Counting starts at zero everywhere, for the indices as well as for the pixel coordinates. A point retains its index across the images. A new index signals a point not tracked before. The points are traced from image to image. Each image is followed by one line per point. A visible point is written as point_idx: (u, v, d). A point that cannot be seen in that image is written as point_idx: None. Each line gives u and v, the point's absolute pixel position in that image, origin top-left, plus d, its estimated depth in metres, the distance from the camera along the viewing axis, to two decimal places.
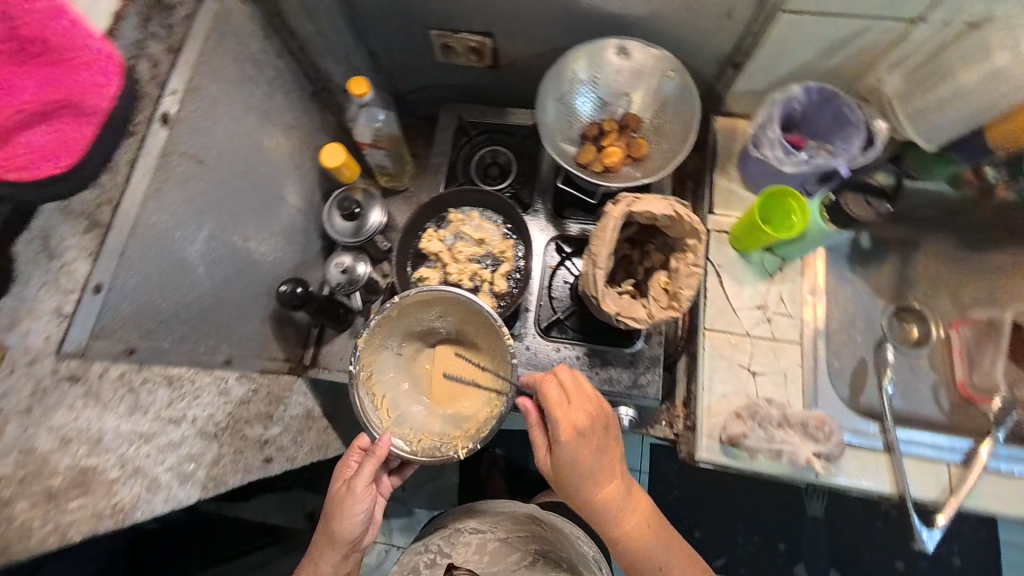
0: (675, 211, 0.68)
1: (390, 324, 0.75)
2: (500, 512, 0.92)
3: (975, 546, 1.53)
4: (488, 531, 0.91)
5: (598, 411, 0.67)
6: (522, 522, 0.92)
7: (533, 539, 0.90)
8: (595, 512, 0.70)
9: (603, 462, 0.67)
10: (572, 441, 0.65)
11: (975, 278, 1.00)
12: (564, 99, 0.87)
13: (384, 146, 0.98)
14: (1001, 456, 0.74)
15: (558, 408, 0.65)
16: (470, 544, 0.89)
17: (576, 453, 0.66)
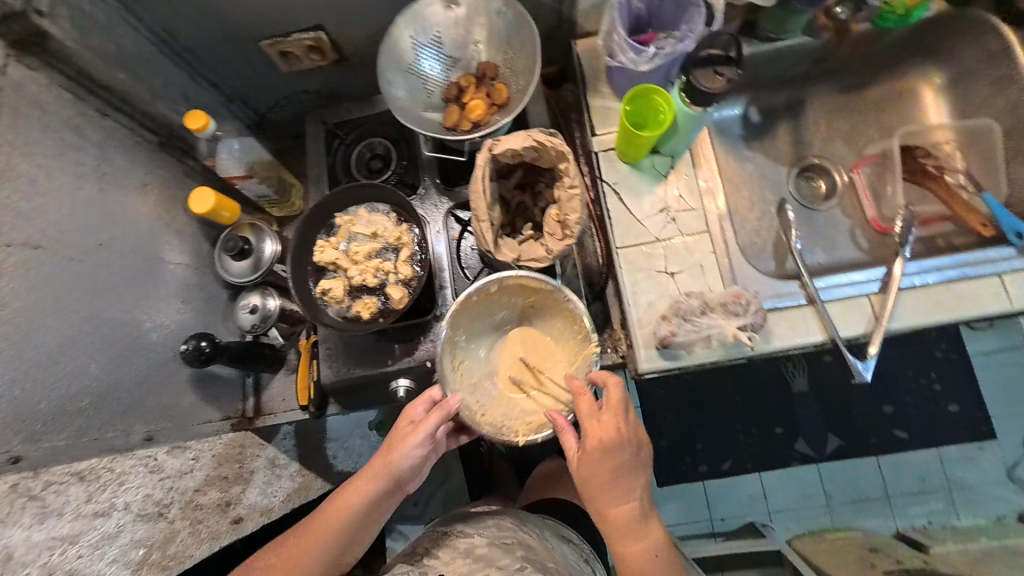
0: (535, 140, 0.67)
1: (486, 296, 0.74)
2: (491, 520, 0.98)
3: (949, 367, 1.64)
4: (474, 537, 0.94)
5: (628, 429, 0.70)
6: (508, 529, 0.95)
7: (518, 543, 0.91)
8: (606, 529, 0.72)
9: (621, 478, 0.70)
10: (596, 453, 0.69)
11: (864, 120, 1.02)
12: (410, 68, 0.82)
13: (255, 174, 0.91)
14: (913, 271, 0.77)
15: (589, 423, 0.70)
16: (456, 550, 0.92)
17: (595, 466, 0.69)
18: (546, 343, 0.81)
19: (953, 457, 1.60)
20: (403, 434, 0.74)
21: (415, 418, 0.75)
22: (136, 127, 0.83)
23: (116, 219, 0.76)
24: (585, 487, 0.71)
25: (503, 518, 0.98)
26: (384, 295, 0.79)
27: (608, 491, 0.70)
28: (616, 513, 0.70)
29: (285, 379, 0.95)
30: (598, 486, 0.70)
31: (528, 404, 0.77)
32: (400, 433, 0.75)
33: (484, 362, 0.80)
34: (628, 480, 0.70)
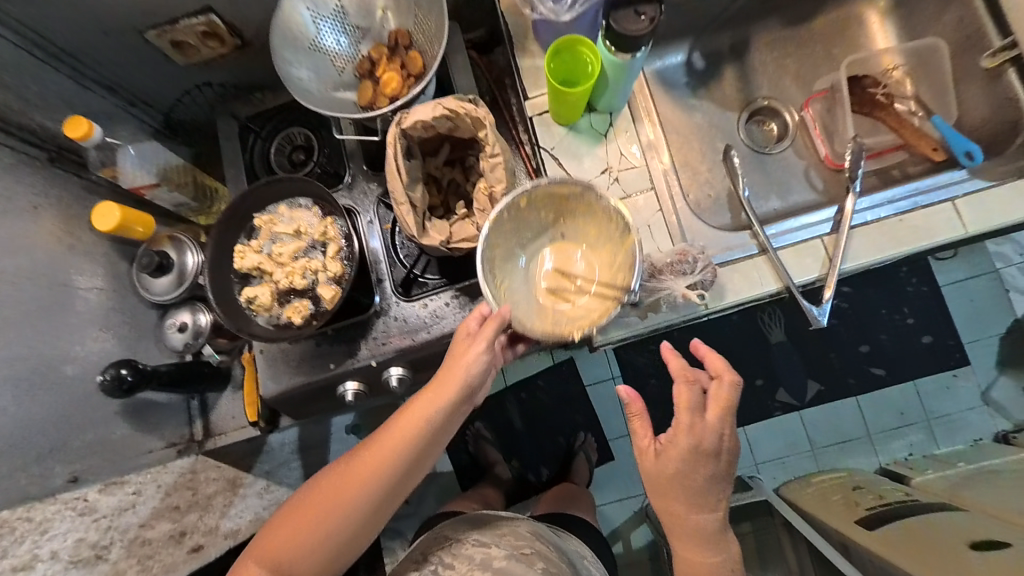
0: (444, 108, 0.62)
1: (521, 208, 0.67)
2: (506, 529, 0.93)
3: (920, 300, 1.66)
4: (490, 548, 0.88)
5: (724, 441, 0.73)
6: (524, 540, 0.90)
7: (538, 555, 0.86)
8: (681, 531, 0.75)
9: (709, 489, 0.73)
10: (690, 459, 0.72)
11: (811, 54, 0.97)
12: (311, 44, 0.74)
13: (162, 183, 0.82)
14: (864, 207, 0.75)
15: (690, 429, 0.71)
16: (471, 561, 0.86)
17: (686, 473, 0.72)
18: (583, 251, 0.73)
19: (929, 388, 1.63)
20: (463, 349, 0.64)
21: (471, 333, 0.65)
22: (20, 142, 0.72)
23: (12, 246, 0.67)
24: (670, 488, 0.74)
25: (520, 528, 0.94)
26: (315, 296, 0.73)
27: (690, 496, 0.73)
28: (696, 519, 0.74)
29: (233, 398, 0.90)
30: (686, 492, 0.73)
31: (577, 313, 0.69)
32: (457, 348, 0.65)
33: (520, 280, 0.71)
34: (711, 492, 0.74)
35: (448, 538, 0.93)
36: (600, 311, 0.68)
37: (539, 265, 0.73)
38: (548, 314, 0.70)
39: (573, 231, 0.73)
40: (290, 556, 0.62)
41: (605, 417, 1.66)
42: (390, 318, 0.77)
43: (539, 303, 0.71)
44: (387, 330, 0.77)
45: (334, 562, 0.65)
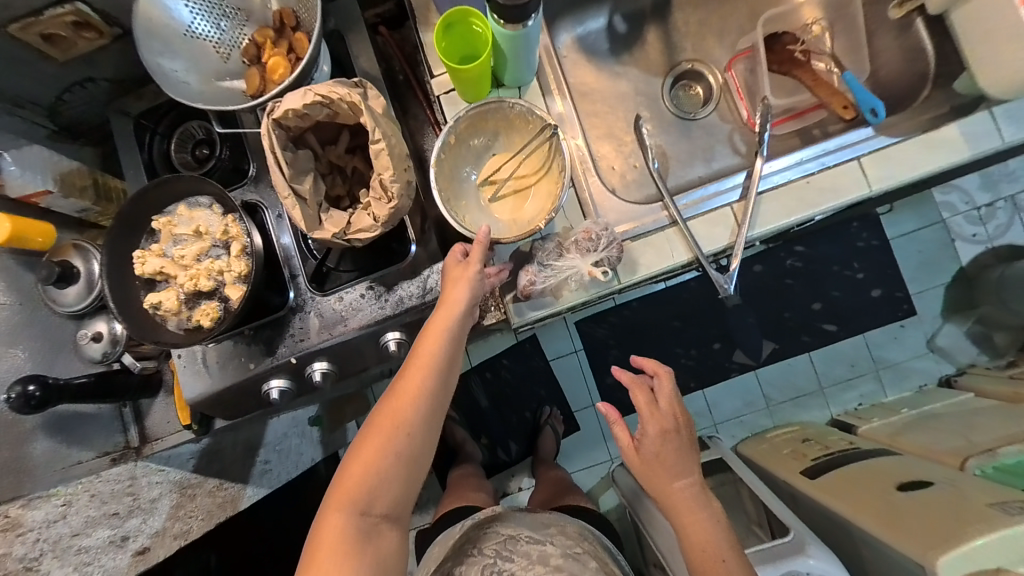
0: (317, 95, 0.60)
1: (453, 150, 0.72)
2: (553, 526, 1.00)
3: (871, 253, 1.70)
4: (547, 546, 0.96)
5: (680, 417, 0.77)
6: (573, 540, 0.98)
7: (589, 554, 0.95)
8: (671, 503, 0.75)
9: (686, 459, 0.76)
10: (655, 435, 0.75)
11: (732, 12, 0.95)
12: (186, 29, 0.70)
13: (54, 189, 0.79)
14: (772, 171, 0.75)
15: (647, 409, 0.76)
16: (529, 557, 0.93)
17: (656, 449, 0.75)
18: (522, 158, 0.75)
19: (879, 340, 1.69)
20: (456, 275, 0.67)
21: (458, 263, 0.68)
22: None
23: None
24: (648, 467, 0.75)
25: (567, 525, 1.01)
26: (223, 297, 0.72)
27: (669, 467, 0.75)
28: (679, 488, 0.75)
29: (167, 403, 0.88)
30: (662, 465, 0.75)
31: (534, 207, 0.73)
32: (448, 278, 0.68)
33: (469, 207, 0.74)
34: (689, 462, 0.76)
35: (500, 531, 0.98)
36: (550, 196, 0.71)
37: (490, 185, 0.75)
38: (511, 222, 0.73)
39: (503, 147, 0.76)
40: (363, 490, 0.63)
41: (568, 389, 1.70)
42: (306, 314, 0.76)
43: (504, 220, 0.74)
44: (304, 326, 0.76)
45: (404, 491, 0.65)
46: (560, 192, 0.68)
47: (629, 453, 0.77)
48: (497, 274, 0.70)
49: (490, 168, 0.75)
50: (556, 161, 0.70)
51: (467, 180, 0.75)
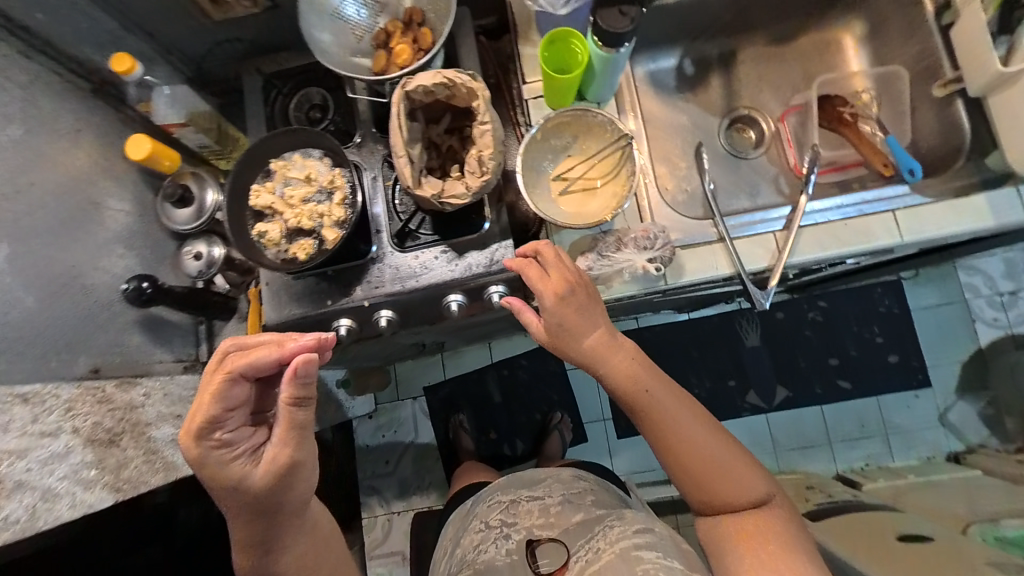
0: (444, 78, 0.71)
1: (536, 145, 0.83)
2: (548, 481, 1.05)
3: (891, 320, 1.76)
4: (545, 498, 1.00)
5: (573, 274, 0.74)
6: (570, 483, 1.05)
7: (587, 490, 1.03)
8: (590, 361, 0.74)
9: (590, 308, 0.73)
10: (554, 305, 0.72)
11: (788, 72, 1.08)
12: (334, 12, 0.83)
13: (191, 123, 0.91)
14: (814, 210, 0.84)
15: (539, 282, 0.72)
16: (532, 513, 0.97)
17: (562, 315, 0.72)
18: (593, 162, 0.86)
19: (891, 404, 1.72)
20: (217, 465, 0.61)
21: (218, 450, 0.61)
22: (63, 71, 0.81)
23: (42, 162, 0.75)
24: (557, 339, 0.73)
25: (558, 476, 1.07)
26: (319, 237, 0.82)
27: (578, 330, 0.73)
28: (593, 343, 0.73)
29: (238, 327, 1.00)
30: (572, 328, 0.73)
31: (597, 204, 0.83)
32: (207, 475, 0.61)
33: (540, 195, 0.84)
34: (595, 311, 0.75)
35: (501, 499, 1.03)
36: (614, 197, 0.81)
37: (560, 179, 0.85)
38: (576, 213, 0.83)
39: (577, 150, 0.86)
40: None
41: (580, 399, 1.76)
42: (383, 265, 0.86)
43: (568, 210, 0.84)
44: (380, 275, 0.86)
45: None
46: (627, 193, 0.78)
47: (540, 334, 0.76)
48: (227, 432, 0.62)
49: (563, 165, 0.85)
50: (626, 168, 0.81)
51: (542, 171, 0.85)
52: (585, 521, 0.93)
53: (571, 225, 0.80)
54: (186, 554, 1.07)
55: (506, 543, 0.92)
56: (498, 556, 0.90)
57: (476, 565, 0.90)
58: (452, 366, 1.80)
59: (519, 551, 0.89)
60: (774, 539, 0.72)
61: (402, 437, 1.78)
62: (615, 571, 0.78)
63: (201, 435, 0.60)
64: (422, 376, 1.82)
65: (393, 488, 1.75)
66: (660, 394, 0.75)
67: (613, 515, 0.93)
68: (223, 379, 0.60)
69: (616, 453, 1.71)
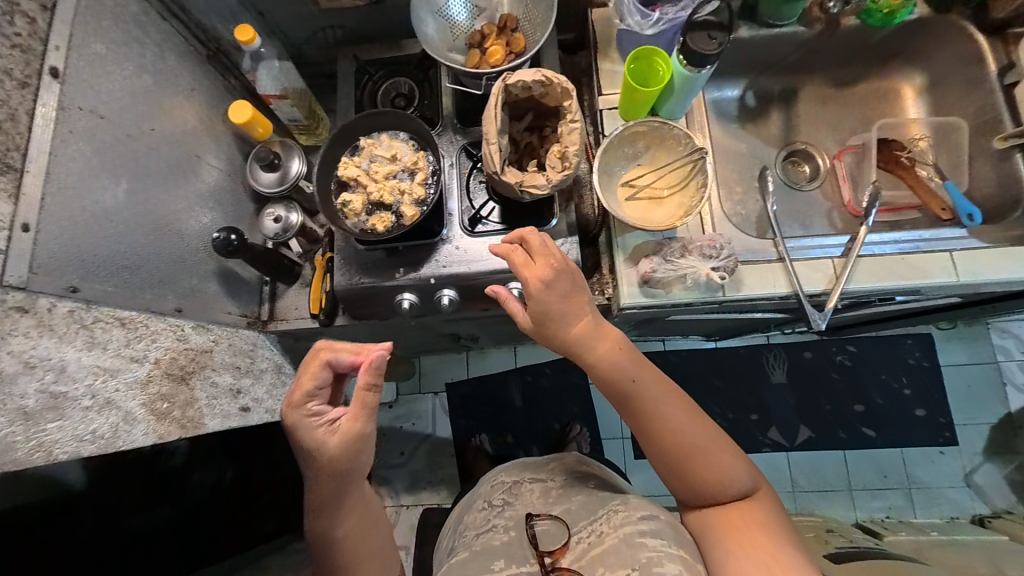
0: (543, 75, 0.75)
1: (612, 150, 0.88)
2: (550, 465, 1.08)
3: (920, 373, 1.75)
4: (546, 480, 1.04)
5: (557, 259, 0.77)
6: (571, 467, 1.07)
7: (590, 474, 1.05)
8: (576, 348, 0.78)
9: (573, 297, 0.77)
10: (539, 292, 0.75)
11: (848, 113, 1.12)
12: (439, 10, 0.89)
13: (289, 96, 0.97)
14: (872, 241, 0.87)
15: (526, 269, 0.76)
16: (532, 494, 1.00)
17: (546, 302, 0.76)
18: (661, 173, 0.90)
19: (915, 458, 1.70)
20: (309, 430, 0.69)
21: (309, 419, 0.70)
22: (188, 35, 0.88)
23: (163, 113, 0.81)
24: (543, 325, 0.78)
25: (561, 461, 1.09)
26: (397, 212, 0.88)
27: (562, 317, 0.77)
28: (577, 331, 0.77)
29: (298, 292, 1.05)
30: (556, 315, 0.76)
31: (663, 211, 0.87)
32: (299, 440, 0.70)
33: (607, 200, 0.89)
34: (580, 298, 0.78)
35: (505, 479, 1.08)
36: (681, 206, 0.86)
37: (627, 185, 0.90)
38: (642, 217, 0.87)
39: (647, 159, 0.90)
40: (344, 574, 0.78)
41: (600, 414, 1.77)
42: (452, 247, 0.92)
43: (634, 214, 0.88)
44: (448, 256, 0.91)
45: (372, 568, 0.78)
46: (696, 204, 0.82)
47: (526, 320, 0.80)
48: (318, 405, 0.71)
49: (631, 173, 0.90)
50: (696, 181, 0.85)
51: (612, 176, 0.90)
52: (584, 502, 0.94)
53: (641, 228, 0.84)
54: (182, 548, 1.07)
55: (505, 519, 0.95)
56: (496, 530, 0.92)
57: (477, 538, 0.93)
58: (476, 367, 1.83)
59: (518, 531, 0.90)
60: (758, 528, 0.75)
61: (420, 429, 1.80)
62: (618, 556, 0.77)
63: (299, 405, 0.70)
64: (445, 372, 1.85)
65: (403, 479, 1.76)
66: (642, 384, 0.78)
67: (616, 497, 0.91)
68: (319, 360, 0.70)
69: (632, 473, 1.70)
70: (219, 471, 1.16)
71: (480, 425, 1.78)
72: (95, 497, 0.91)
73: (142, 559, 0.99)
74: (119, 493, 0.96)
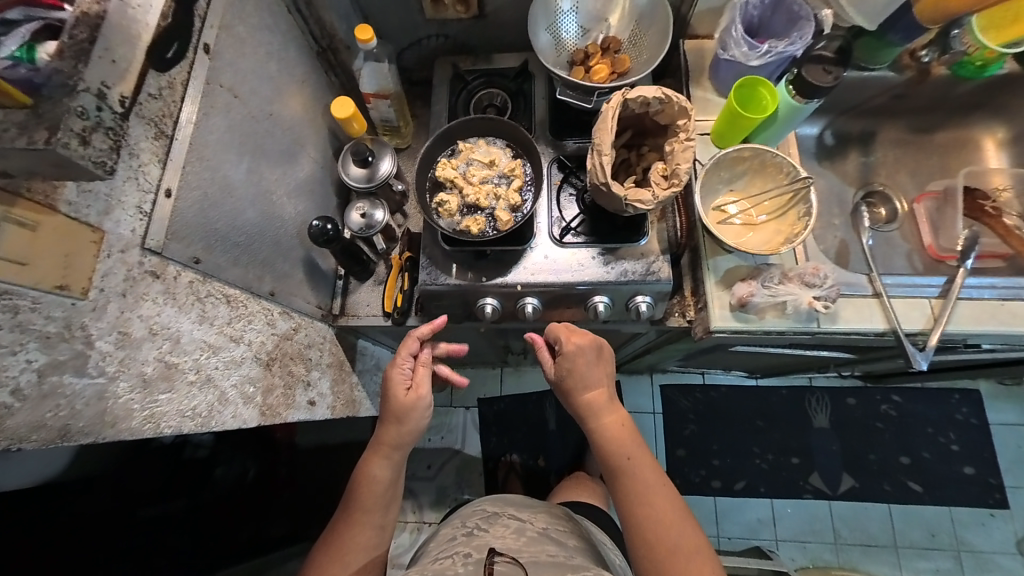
0: (664, 93, 0.76)
1: (709, 175, 0.88)
2: (537, 510, 1.04)
3: (968, 431, 1.72)
4: (525, 520, 0.98)
5: (592, 335, 0.83)
6: (558, 520, 1.03)
7: (571, 534, 0.98)
8: (583, 412, 0.81)
9: (597, 367, 0.81)
10: (569, 352, 0.80)
11: (928, 161, 1.12)
12: (550, 26, 0.90)
13: (390, 97, 0.98)
14: (971, 284, 0.86)
15: (563, 332, 0.82)
16: (507, 528, 0.94)
17: (571, 362, 0.80)
18: (755, 199, 0.89)
19: (962, 519, 1.66)
20: (394, 381, 0.85)
21: (399, 375, 0.86)
22: (305, 29, 0.89)
23: (280, 99, 0.82)
24: (563, 382, 0.82)
25: (552, 512, 1.05)
26: (491, 216, 0.88)
27: (580, 384, 0.80)
28: (591, 396, 0.80)
29: (371, 290, 1.05)
30: (574, 377, 0.80)
31: (760, 237, 0.87)
32: (388, 396, 0.85)
33: (698, 222, 0.90)
34: (601, 370, 0.81)
35: (486, 508, 1.03)
36: (781, 233, 0.85)
37: (720, 208, 0.90)
38: (737, 242, 0.86)
39: (741, 185, 0.90)
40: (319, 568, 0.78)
41: None
42: (539, 256, 0.91)
43: (729, 239, 0.88)
44: (536, 264, 0.90)
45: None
46: (798, 230, 0.82)
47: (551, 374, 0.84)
48: (404, 366, 0.86)
49: (724, 198, 0.91)
50: (798, 209, 0.84)
51: (705, 200, 0.90)
52: (554, 557, 0.84)
53: (742, 252, 0.83)
54: (180, 548, 1.00)
55: (471, 544, 0.89)
56: (458, 552, 0.87)
57: (437, 558, 0.87)
58: (512, 384, 1.81)
59: (476, 562, 0.81)
60: None
61: (449, 443, 1.76)
62: None
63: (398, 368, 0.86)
64: (479, 387, 1.82)
65: (428, 494, 1.70)
66: (639, 466, 0.77)
67: (589, 569, 0.82)
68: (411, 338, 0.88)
69: None
70: (245, 465, 1.15)
71: (513, 444, 1.74)
72: (117, 478, 0.91)
73: (142, 560, 0.94)
74: (145, 472, 0.95)
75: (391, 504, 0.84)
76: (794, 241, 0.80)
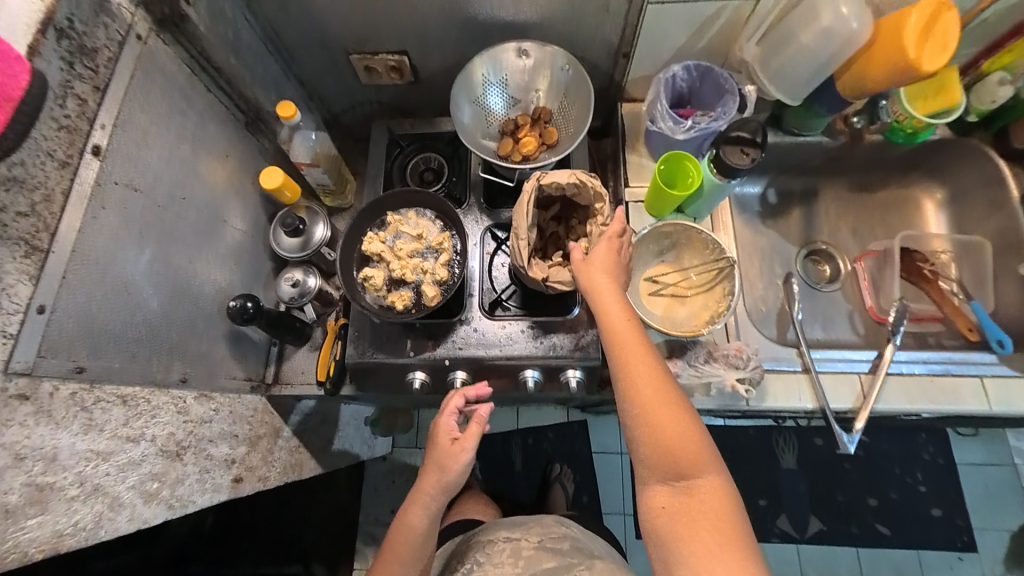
0: (578, 179, 0.77)
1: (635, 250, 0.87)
2: (526, 522, 1.01)
3: (936, 471, 1.71)
4: (519, 539, 0.96)
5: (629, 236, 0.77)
6: (552, 527, 0.99)
7: (565, 535, 0.96)
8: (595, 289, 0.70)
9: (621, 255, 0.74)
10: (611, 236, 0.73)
11: (871, 216, 1.11)
12: (477, 99, 0.90)
13: (323, 164, 0.96)
14: (900, 359, 0.85)
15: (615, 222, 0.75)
16: (505, 552, 0.93)
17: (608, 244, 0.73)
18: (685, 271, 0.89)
19: (932, 562, 1.64)
20: (442, 428, 0.81)
21: (447, 426, 0.81)
22: (229, 104, 0.89)
23: (196, 177, 0.81)
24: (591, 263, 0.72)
25: (544, 517, 1.02)
26: (418, 290, 0.86)
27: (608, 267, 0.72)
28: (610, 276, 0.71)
29: (307, 354, 1.03)
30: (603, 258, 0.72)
31: (689, 309, 0.86)
32: (434, 446, 0.81)
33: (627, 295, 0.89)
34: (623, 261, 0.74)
35: (480, 538, 1.00)
36: (706, 309, 0.84)
37: (651, 280, 0.89)
38: (664, 316, 0.86)
39: (671, 257, 0.90)
40: None
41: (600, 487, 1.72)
42: (470, 329, 0.90)
43: (659, 313, 0.86)
44: (466, 338, 0.89)
45: None
46: (722, 309, 0.81)
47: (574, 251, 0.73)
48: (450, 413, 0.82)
49: (654, 270, 0.90)
50: (723, 285, 0.83)
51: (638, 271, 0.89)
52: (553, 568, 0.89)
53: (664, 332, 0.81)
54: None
55: None
56: None
57: None
58: None
59: None
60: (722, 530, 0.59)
61: None
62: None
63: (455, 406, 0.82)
64: None
65: None
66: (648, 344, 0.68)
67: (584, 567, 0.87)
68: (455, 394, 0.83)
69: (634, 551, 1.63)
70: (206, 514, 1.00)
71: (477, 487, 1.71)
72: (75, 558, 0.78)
73: None
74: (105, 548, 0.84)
75: (421, 556, 0.82)
76: (713, 323, 0.79)
